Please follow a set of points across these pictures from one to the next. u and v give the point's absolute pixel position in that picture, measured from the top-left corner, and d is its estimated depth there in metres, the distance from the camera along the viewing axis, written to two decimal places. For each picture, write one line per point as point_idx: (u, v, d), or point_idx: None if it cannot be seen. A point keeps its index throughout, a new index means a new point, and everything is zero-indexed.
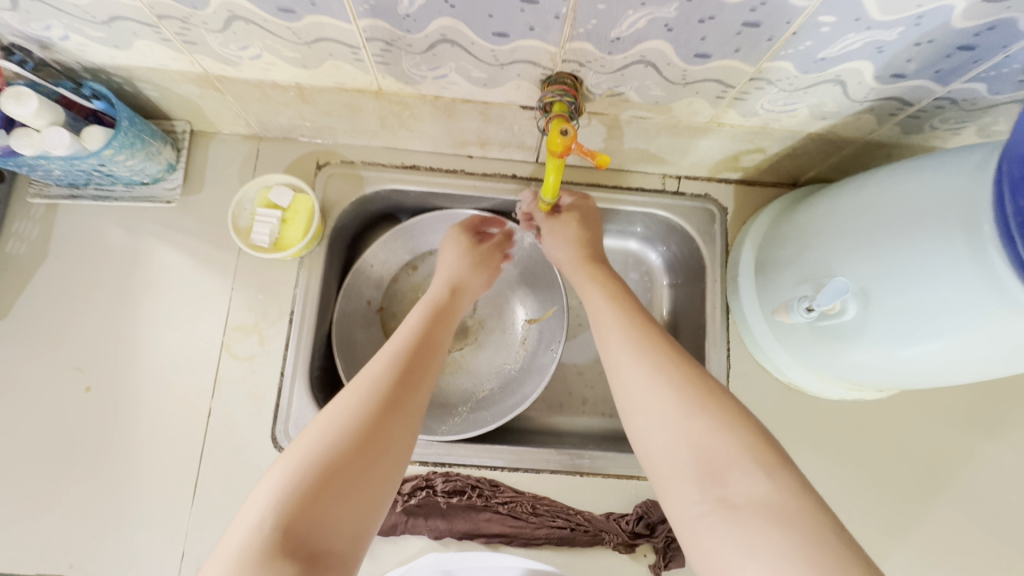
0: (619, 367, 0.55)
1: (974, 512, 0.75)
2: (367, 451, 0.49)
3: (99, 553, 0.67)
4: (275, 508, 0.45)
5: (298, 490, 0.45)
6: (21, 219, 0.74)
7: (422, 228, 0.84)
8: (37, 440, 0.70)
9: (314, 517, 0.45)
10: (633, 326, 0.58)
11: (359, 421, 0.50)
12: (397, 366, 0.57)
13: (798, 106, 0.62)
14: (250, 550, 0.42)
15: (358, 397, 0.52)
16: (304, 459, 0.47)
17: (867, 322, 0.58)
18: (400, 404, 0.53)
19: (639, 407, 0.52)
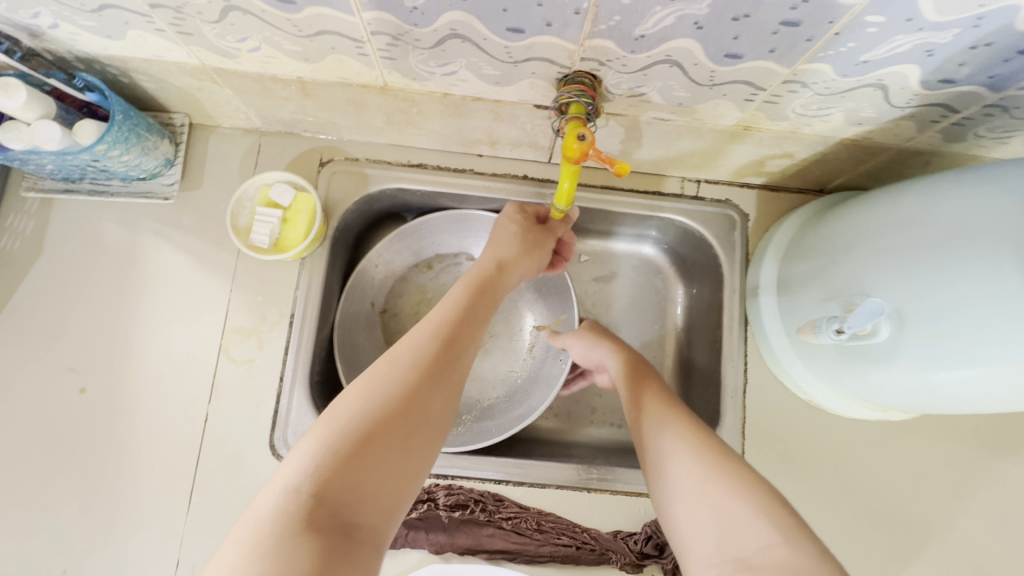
0: (643, 440, 0.54)
1: (1000, 541, 0.72)
2: (410, 418, 0.44)
3: (93, 560, 0.65)
4: (310, 472, 0.40)
5: (335, 451, 0.41)
6: (15, 212, 0.72)
7: (428, 229, 0.80)
8: (31, 441, 0.68)
9: (352, 484, 0.40)
10: (657, 401, 0.56)
11: (401, 385, 0.46)
12: (443, 334, 0.52)
13: (833, 110, 0.57)
14: (275, 514, 0.38)
15: (401, 360, 0.48)
16: (345, 419, 0.43)
17: (899, 346, 0.54)
18: (445, 373, 0.49)
19: (661, 472, 0.49)
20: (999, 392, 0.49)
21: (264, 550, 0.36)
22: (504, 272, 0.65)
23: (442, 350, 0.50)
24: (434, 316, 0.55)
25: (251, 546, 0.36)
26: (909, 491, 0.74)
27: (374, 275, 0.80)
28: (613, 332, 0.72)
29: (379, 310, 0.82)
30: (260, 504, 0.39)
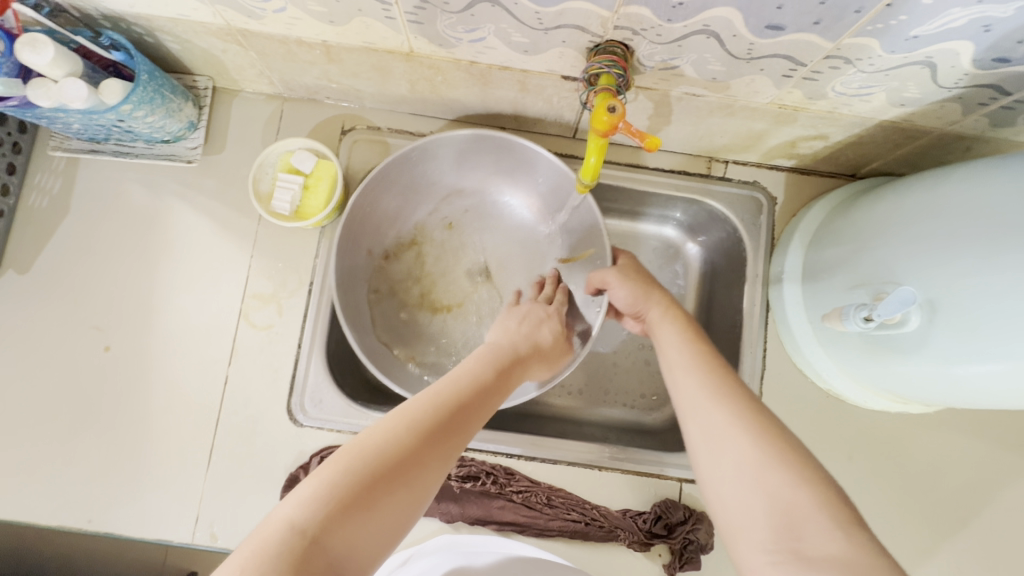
0: (693, 409, 0.48)
1: (1013, 537, 0.71)
2: (411, 489, 0.40)
3: (118, 511, 0.68)
4: (309, 507, 0.37)
5: (339, 501, 0.37)
6: (43, 171, 0.73)
7: (436, 157, 0.72)
8: (58, 395, 0.70)
9: (343, 534, 0.36)
10: (709, 370, 0.50)
11: (415, 445, 0.42)
12: (461, 401, 0.48)
13: (875, 90, 0.55)
14: (274, 552, 0.34)
15: (418, 416, 0.44)
16: (353, 462, 0.39)
17: (928, 337, 0.52)
18: (454, 444, 0.44)
19: (710, 443, 0.45)
20: None
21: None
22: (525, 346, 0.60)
23: (459, 416, 0.46)
24: (453, 378, 0.51)
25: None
26: (924, 484, 0.73)
27: (371, 214, 0.72)
28: (656, 279, 0.65)
29: (377, 255, 0.76)
30: (253, 537, 0.35)
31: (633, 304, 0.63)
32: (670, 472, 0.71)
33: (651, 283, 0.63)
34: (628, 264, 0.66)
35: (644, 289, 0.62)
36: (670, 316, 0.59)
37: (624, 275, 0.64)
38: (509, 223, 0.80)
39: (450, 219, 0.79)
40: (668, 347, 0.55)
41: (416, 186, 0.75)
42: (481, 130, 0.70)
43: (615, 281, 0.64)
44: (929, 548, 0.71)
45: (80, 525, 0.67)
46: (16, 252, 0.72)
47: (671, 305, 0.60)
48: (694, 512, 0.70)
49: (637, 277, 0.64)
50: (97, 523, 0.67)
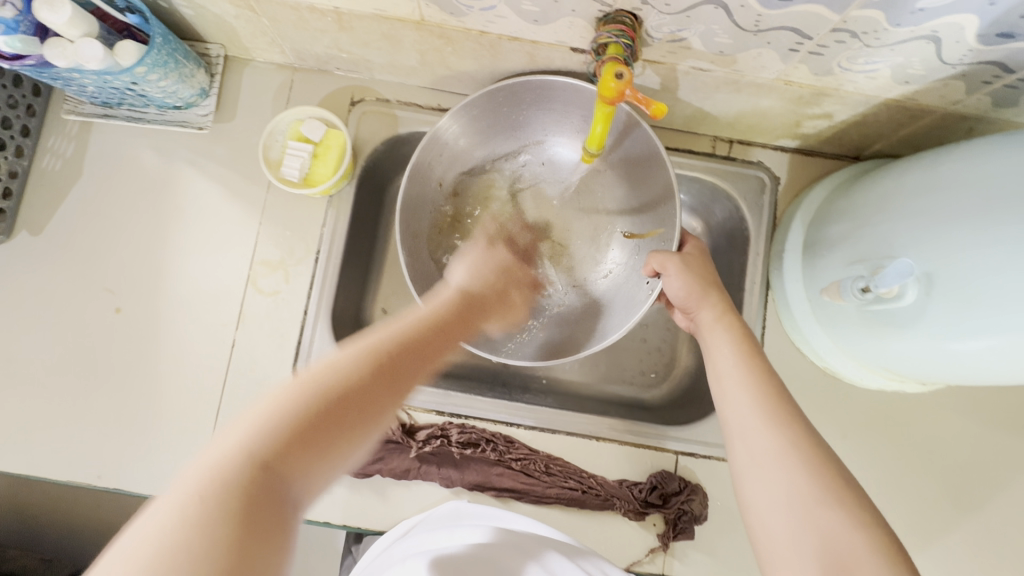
0: (744, 430, 0.48)
1: (1003, 517, 0.72)
2: (366, 415, 0.40)
3: (125, 468, 0.69)
4: (258, 436, 0.36)
5: (289, 430, 0.36)
6: (57, 135, 0.74)
7: (506, 97, 0.69)
8: (69, 354, 0.71)
9: (296, 461, 0.36)
10: (767, 389, 0.50)
11: (366, 376, 0.41)
12: (412, 339, 0.47)
13: (880, 66, 0.56)
14: (226, 481, 0.33)
15: (367, 347, 0.43)
16: (303, 391, 0.38)
17: (924, 310, 0.53)
18: (408, 379, 0.44)
19: (760, 470, 0.46)
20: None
21: (203, 521, 0.31)
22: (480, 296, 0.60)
23: (413, 352, 0.46)
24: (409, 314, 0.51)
25: (184, 513, 0.31)
26: (916, 465, 0.74)
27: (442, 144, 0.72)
28: (717, 280, 0.62)
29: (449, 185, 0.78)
30: (205, 470, 0.34)
31: (688, 300, 0.60)
32: (669, 445, 0.73)
33: (711, 285, 0.60)
34: (695, 259, 0.63)
35: (701, 288, 0.60)
36: (723, 323, 0.56)
37: (687, 268, 0.61)
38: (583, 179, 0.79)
39: (528, 167, 0.79)
40: (719, 356, 0.54)
41: (496, 127, 0.75)
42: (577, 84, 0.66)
43: (675, 269, 0.62)
44: (919, 525, 0.73)
45: (90, 481, 0.69)
46: (29, 212, 0.73)
47: (725, 312, 0.57)
48: (689, 483, 0.71)
49: (700, 273, 0.61)
50: (105, 479, 0.69)
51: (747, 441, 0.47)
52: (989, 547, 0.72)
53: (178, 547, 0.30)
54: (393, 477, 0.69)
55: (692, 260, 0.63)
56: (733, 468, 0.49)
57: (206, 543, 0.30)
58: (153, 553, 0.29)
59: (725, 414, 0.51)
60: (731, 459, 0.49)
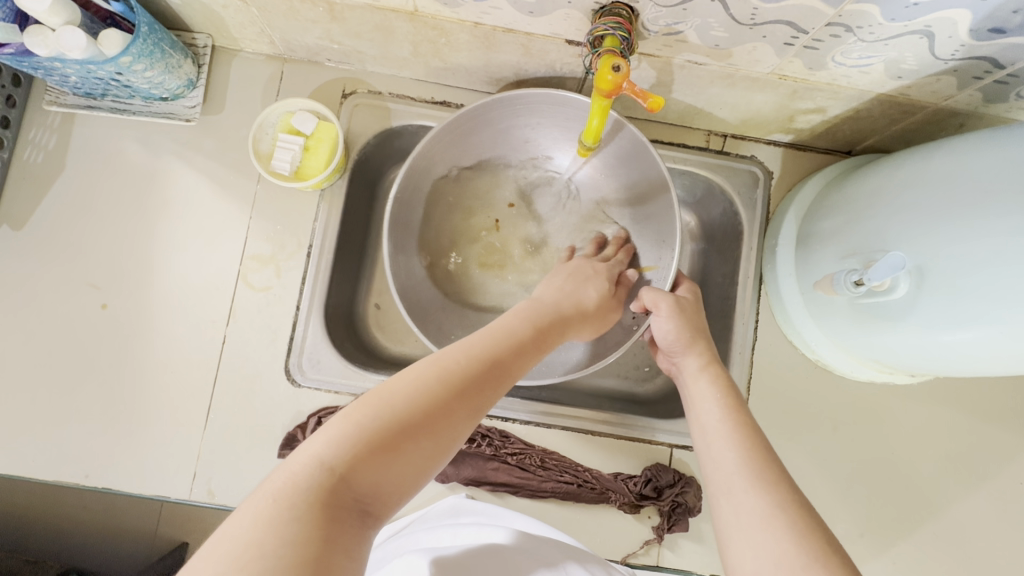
0: (728, 486, 0.46)
1: (990, 506, 0.74)
2: (443, 432, 0.40)
3: (113, 466, 0.68)
4: (339, 442, 0.36)
5: (367, 442, 0.37)
6: (38, 126, 0.72)
7: (502, 110, 0.69)
8: (53, 352, 0.70)
9: (369, 471, 0.36)
10: (753, 447, 0.48)
11: (441, 394, 0.41)
12: (490, 355, 0.46)
13: (874, 60, 0.56)
14: (305, 485, 0.34)
15: (452, 364, 0.43)
16: (384, 402, 0.39)
17: (916, 303, 0.54)
18: (484, 398, 0.43)
19: (742, 531, 0.42)
20: (1012, 351, 0.50)
21: (288, 518, 0.32)
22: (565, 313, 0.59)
23: (490, 365, 0.46)
24: (489, 329, 0.51)
25: (264, 511, 0.32)
26: (905, 457, 0.75)
27: (456, 141, 0.72)
28: (704, 328, 0.62)
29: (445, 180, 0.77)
30: (286, 467, 0.35)
31: (675, 346, 0.61)
32: (659, 438, 0.73)
33: (698, 334, 0.60)
34: (687, 304, 0.63)
35: (689, 336, 0.60)
36: (708, 373, 0.57)
37: (678, 311, 0.61)
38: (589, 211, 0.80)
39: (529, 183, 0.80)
40: (705, 410, 0.53)
41: (519, 137, 0.75)
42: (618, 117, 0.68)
43: (667, 311, 0.62)
44: (910, 513, 0.74)
45: (76, 480, 0.68)
46: (10, 206, 0.71)
47: (711, 362, 0.58)
48: (683, 476, 0.72)
49: (689, 320, 0.61)
50: (93, 479, 0.68)
51: (732, 501, 0.44)
52: (976, 535, 0.73)
53: (269, 548, 0.31)
54: None
55: (685, 304, 0.63)
56: (718, 531, 0.45)
57: (280, 537, 0.31)
58: (242, 547, 0.31)
59: (710, 471, 0.48)
60: (715, 521, 0.46)
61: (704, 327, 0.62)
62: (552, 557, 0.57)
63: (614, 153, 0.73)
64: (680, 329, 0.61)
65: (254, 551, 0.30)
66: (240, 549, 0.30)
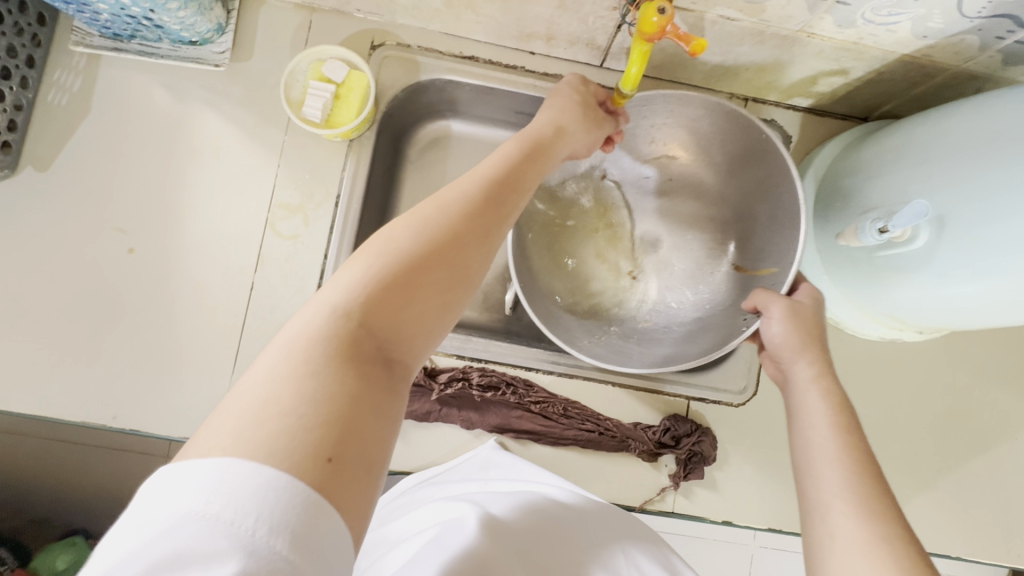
0: (827, 505, 0.48)
1: (987, 460, 0.78)
2: (455, 269, 0.42)
3: (141, 409, 0.69)
4: (357, 294, 0.38)
5: (383, 286, 0.38)
6: (62, 68, 0.71)
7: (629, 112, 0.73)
8: (80, 295, 0.70)
9: (388, 318, 0.38)
10: (861, 471, 0.49)
11: (446, 232, 0.42)
12: (493, 191, 0.47)
13: (901, 18, 0.58)
14: (322, 335, 0.36)
15: (454, 203, 0.44)
16: (395, 251, 0.40)
17: (933, 253, 0.56)
18: (490, 233, 0.45)
19: (838, 553, 0.45)
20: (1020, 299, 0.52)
21: (308, 374, 0.34)
22: (557, 138, 0.57)
23: (494, 203, 0.47)
24: (490, 163, 0.50)
25: (294, 368, 0.34)
26: (910, 413, 0.79)
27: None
28: (822, 336, 0.61)
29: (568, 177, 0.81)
30: (306, 322, 0.36)
31: (784, 351, 0.60)
32: (671, 389, 0.75)
33: (812, 340, 0.60)
34: (803, 308, 0.62)
35: (802, 342, 0.60)
36: (821, 385, 0.56)
37: (792, 315, 0.62)
38: (706, 211, 0.81)
39: (647, 181, 0.82)
40: (812, 424, 0.54)
41: (641, 138, 0.78)
42: (736, 107, 0.69)
43: (779, 316, 0.62)
44: (910, 464, 0.78)
45: (105, 422, 0.68)
46: (35, 147, 0.70)
47: (824, 372, 0.57)
48: (699, 426, 0.74)
49: (805, 325, 0.61)
50: (122, 420, 0.68)
51: (830, 522, 0.47)
52: (973, 487, 0.77)
53: (287, 404, 0.32)
54: (415, 419, 0.71)
55: (802, 309, 0.62)
56: (809, 542, 0.48)
57: (317, 393, 0.33)
58: (275, 408, 0.32)
59: (806, 486, 0.51)
60: (806, 534, 0.49)
61: (822, 336, 0.61)
62: (594, 544, 0.55)
63: (733, 149, 0.74)
64: (794, 337, 0.60)
65: (292, 413, 0.32)
66: (276, 406, 0.32)
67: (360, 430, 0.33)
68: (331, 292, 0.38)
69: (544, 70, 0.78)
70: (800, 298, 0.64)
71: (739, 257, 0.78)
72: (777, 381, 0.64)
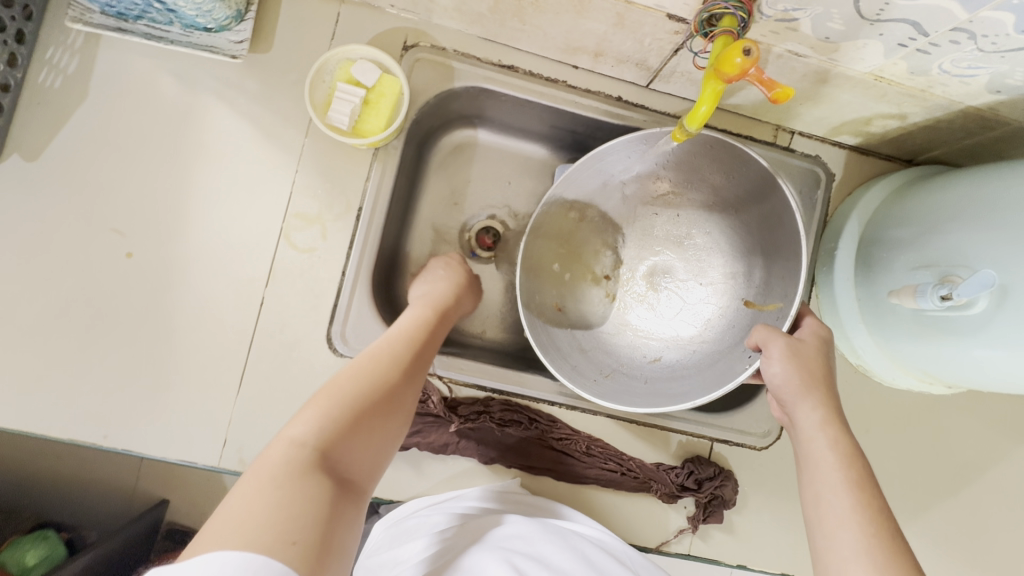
0: (844, 572, 0.45)
1: (995, 511, 0.78)
2: (393, 408, 0.49)
3: (135, 430, 0.63)
4: (315, 430, 0.44)
5: (336, 422, 0.45)
6: (56, 46, 0.64)
7: (628, 152, 0.69)
8: (69, 301, 0.63)
9: (343, 448, 0.44)
10: (879, 536, 0.46)
11: (385, 378, 0.50)
12: (419, 337, 0.56)
13: (980, 71, 0.55)
14: (287, 465, 0.41)
15: (388, 350, 0.53)
16: (341, 395, 0.47)
17: (991, 323, 0.54)
18: (417, 375, 0.54)
19: None
20: None
21: (278, 494, 0.39)
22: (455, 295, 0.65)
23: (418, 347, 0.55)
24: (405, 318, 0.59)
25: (262, 494, 0.38)
26: (927, 462, 0.78)
27: (589, 168, 0.70)
28: (822, 375, 0.59)
29: (589, 217, 0.77)
30: (267, 459, 0.41)
31: (786, 393, 0.58)
32: (676, 426, 0.73)
33: (816, 381, 0.58)
34: (804, 349, 0.60)
35: (803, 384, 0.57)
36: (828, 433, 0.54)
37: (792, 354, 0.59)
38: (720, 241, 0.74)
39: (659, 216, 0.76)
40: (821, 477, 0.51)
41: (644, 174, 0.74)
42: (731, 140, 0.65)
43: (777, 354, 0.59)
44: (922, 515, 0.78)
45: (94, 441, 0.63)
46: (24, 134, 0.63)
47: (828, 418, 0.55)
48: (722, 470, 0.72)
49: (805, 364, 0.58)
50: (113, 440, 0.63)
51: None
52: (980, 536, 0.78)
53: (261, 518, 0.37)
54: (431, 451, 0.67)
55: (805, 349, 0.60)
56: None
57: (286, 510, 0.38)
58: (248, 525, 0.36)
59: (820, 551, 0.48)
60: None
61: (826, 377, 0.59)
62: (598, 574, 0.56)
63: (737, 179, 0.69)
64: (794, 378, 0.58)
65: (263, 526, 0.36)
66: (251, 523, 0.36)
67: (324, 544, 0.38)
68: (289, 433, 0.44)
69: (586, 86, 0.73)
70: (803, 337, 0.63)
71: (749, 294, 0.71)
72: (782, 423, 0.61)
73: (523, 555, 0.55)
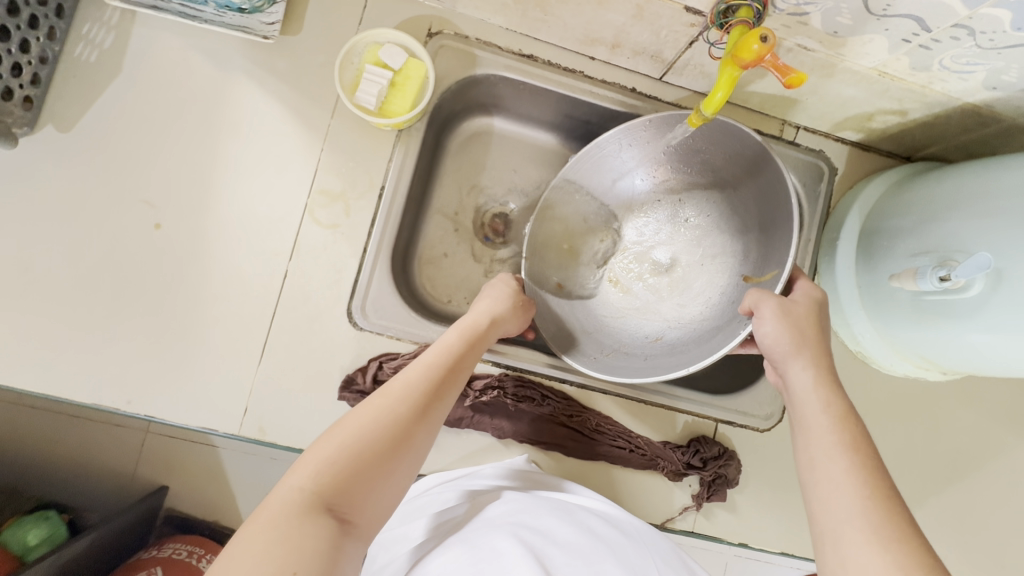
0: (839, 531, 0.47)
1: (987, 496, 0.81)
2: (406, 450, 0.46)
3: (157, 396, 0.65)
4: (318, 476, 0.42)
5: (342, 468, 0.43)
6: (93, 21, 0.66)
7: (630, 139, 0.72)
8: (96, 269, 0.65)
9: (346, 497, 0.42)
10: (874, 496, 0.47)
11: (401, 418, 0.47)
12: (445, 371, 0.53)
13: (978, 68, 0.58)
14: (286, 514, 0.39)
15: (411, 386, 0.50)
16: (352, 435, 0.45)
17: (986, 305, 0.56)
18: (437, 413, 0.50)
19: None
20: None
21: (271, 549, 0.37)
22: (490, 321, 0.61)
23: (442, 383, 0.52)
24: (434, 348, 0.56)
25: (256, 546, 0.38)
26: (923, 447, 0.81)
27: (591, 160, 0.75)
28: (812, 334, 0.60)
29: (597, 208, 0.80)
30: (270, 505, 0.40)
31: (777, 353, 0.60)
32: (683, 407, 0.75)
33: (806, 339, 0.59)
34: (795, 309, 0.61)
35: (795, 344, 0.59)
36: (820, 395, 0.56)
37: (784, 314, 0.60)
38: (720, 223, 0.76)
39: (661, 202, 0.79)
40: (815, 441, 0.53)
41: (645, 163, 0.77)
42: (723, 119, 0.67)
43: (768, 317, 0.61)
44: (918, 498, 0.80)
45: (117, 406, 0.64)
46: (58, 105, 0.65)
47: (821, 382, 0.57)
48: (726, 449, 0.75)
49: (796, 324, 0.60)
50: (135, 406, 0.64)
51: (842, 552, 0.46)
52: (972, 519, 0.81)
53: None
54: (446, 424, 0.69)
55: (796, 310, 0.62)
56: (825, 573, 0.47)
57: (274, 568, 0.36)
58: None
59: (816, 511, 0.50)
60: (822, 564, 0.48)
61: (819, 338, 0.60)
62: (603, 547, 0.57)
63: (734, 156, 0.71)
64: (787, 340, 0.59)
65: None
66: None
67: None
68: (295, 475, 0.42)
69: (602, 77, 0.76)
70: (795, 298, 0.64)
71: (746, 269, 0.73)
72: (777, 387, 0.63)
73: (531, 528, 0.56)
